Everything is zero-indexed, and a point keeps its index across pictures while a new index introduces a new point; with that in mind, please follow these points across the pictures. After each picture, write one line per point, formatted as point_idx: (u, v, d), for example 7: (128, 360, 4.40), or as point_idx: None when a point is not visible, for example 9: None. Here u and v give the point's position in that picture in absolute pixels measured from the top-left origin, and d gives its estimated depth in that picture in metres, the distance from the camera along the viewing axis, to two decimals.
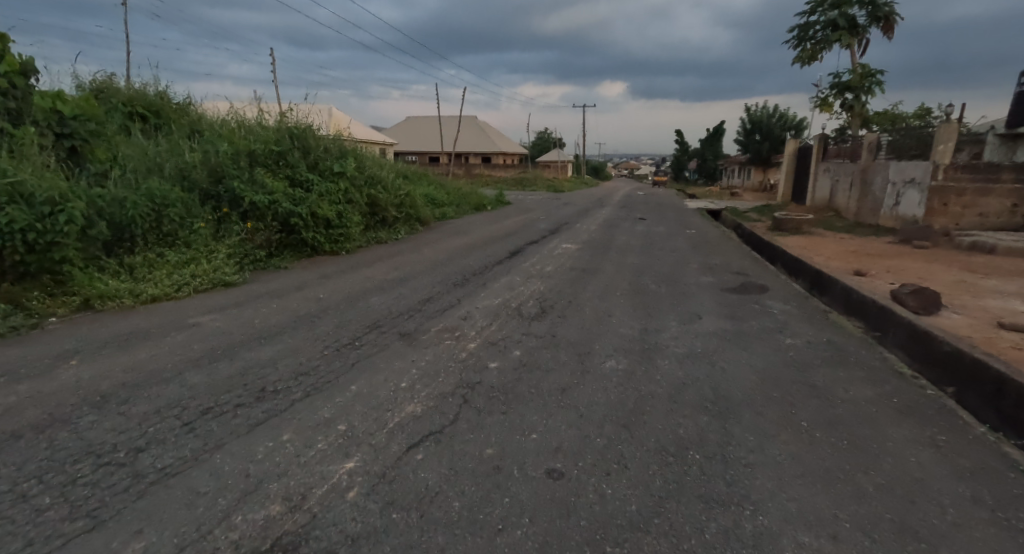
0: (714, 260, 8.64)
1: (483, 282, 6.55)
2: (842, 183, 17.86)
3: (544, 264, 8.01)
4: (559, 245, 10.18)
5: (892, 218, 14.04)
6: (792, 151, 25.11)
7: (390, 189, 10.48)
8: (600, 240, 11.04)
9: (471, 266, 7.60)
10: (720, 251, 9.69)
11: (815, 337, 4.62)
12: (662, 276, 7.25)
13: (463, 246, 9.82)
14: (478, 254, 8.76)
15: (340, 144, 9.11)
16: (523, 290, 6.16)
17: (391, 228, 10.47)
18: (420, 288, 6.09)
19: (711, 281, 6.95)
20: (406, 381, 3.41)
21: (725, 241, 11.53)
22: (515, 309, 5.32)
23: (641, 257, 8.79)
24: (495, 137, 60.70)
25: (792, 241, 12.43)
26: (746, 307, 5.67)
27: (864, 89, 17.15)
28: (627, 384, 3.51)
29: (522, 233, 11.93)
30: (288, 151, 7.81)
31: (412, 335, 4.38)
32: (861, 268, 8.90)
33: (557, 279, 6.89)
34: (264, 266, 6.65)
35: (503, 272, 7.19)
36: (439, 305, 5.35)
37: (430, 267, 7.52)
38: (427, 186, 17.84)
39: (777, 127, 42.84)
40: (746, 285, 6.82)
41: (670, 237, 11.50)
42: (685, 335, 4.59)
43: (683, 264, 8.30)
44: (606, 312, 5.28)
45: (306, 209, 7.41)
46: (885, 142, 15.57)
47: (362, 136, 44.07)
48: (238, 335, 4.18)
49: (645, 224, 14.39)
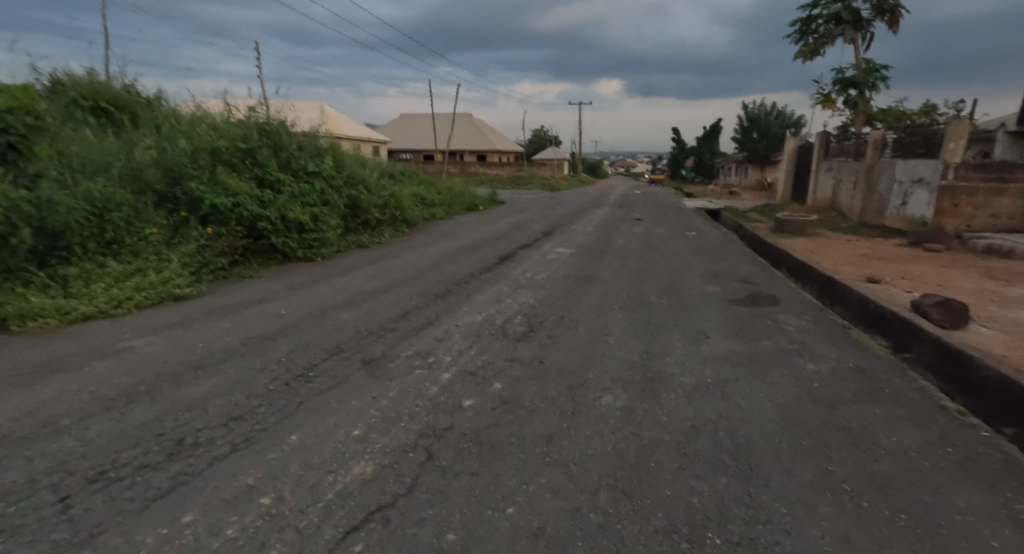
0: (718, 266, 8.07)
1: (466, 294, 5.96)
2: (845, 182, 17.33)
3: (536, 271, 7.41)
4: (552, 249, 9.57)
5: (899, 219, 13.51)
6: (792, 149, 24.56)
7: (372, 189, 9.89)
8: (596, 243, 10.46)
9: (456, 275, 7.01)
10: (723, 256, 9.11)
11: (840, 361, 4.04)
12: (663, 286, 6.67)
13: (449, 250, 9.23)
14: (464, 260, 8.14)
15: (316, 142, 8.50)
16: (510, 304, 5.57)
17: (374, 231, 9.87)
18: (396, 301, 5.49)
19: (717, 292, 6.38)
20: (360, 429, 2.82)
21: (727, 244, 10.97)
22: (500, 327, 4.73)
23: (639, 262, 8.21)
24: (491, 135, 60.04)
25: (797, 243, 11.88)
26: (758, 322, 5.09)
27: (868, 85, 16.59)
28: (626, 428, 2.93)
29: (514, 236, 11.31)
30: (256, 149, 7.19)
31: (378, 363, 3.78)
32: (874, 274, 8.33)
33: (549, 289, 6.31)
34: (226, 275, 6.06)
35: (491, 282, 6.60)
36: (415, 323, 4.76)
37: (410, 275, 6.91)
38: (417, 186, 17.21)
39: (775, 125, 42.26)
40: (755, 295, 6.24)
41: (670, 240, 10.91)
42: (693, 360, 4.01)
43: (685, 270, 7.73)
44: (602, 330, 4.70)
45: (275, 211, 6.81)
46: (891, 140, 15.03)
47: (354, 134, 43.34)
48: (172, 364, 3.59)
49: (643, 225, 13.82)
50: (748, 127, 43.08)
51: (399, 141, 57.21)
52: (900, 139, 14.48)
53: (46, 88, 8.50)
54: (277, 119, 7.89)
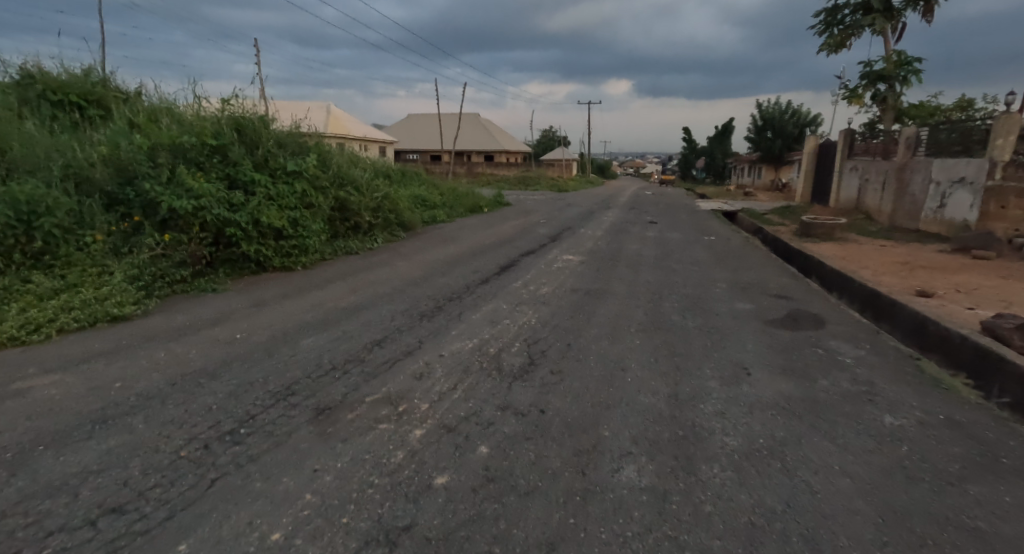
0: (746, 278, 7.19)
1: (459, 312, 5.15)
2: (873, 183, 16.34)
3: (540, 284, 6.57)
4: (559, 256, 8.74)
5: (937, 222, 12.60)
6: (811, 148, 23.52)
7: (363, 190, 9.14)
8: (607, 249, 9.62)
9: (450, 287, 6.21)
10: (750, 265, 8.21)
11: (924, 412, 3.17)
12: (686, 302, 5.82)
13: (445, 257, 8.42)
14: (462, 269, 7.33)
15: (298, 138, 7.73)
16: (509, 326, 4.74)
17: (365, 235, 9.12)
18: (376, 322, 4.69)
19: (749, 310, 5.51)
20: (283, 530, 1.99)
21: (752, 250, 10.08)
22: (493, 358, 3.92)
23: (656, 273, 7.36)
24: (498, 135, 59.28)
25: (827, 249, 10.96)
26: (806, 353, 4.21)
27: (898, 79, 15.62)
28: (660, 529, 2.08)
29: (518, 241, 10.48)
30: (227, 145, 6.41)
31: (334, 412, 2.96)
32: (923, 286, 7.42)
33: (554, 305, 5.48)
34: (184, 288, 5.29)
35: (488, 297, 5.77)
36: (392, 352, 3.95)
37: (399, 289, 6.12)
38: (418, 188, 16.44)
39: (791, 124, 41.05)
40: (795, 315, 5.37)
41: (687, 246, 10.02)
42: (735, 409, 3.16)
43: (709, 282, 6.88)
44: (619, 365, 3.86)
45: (245, 215, 6.02)
46: (924, 138, 14.00)
47: (361, 134, 42.78)
48: (71, 414, 2.77)
49: (657, 229, 12.93)
50: (762, 126, 41.79)
51: (406, 141, 56.64)
52: (935, 136, 13.47)
53: (11, 80, 7.82)
54: (254, 111, 7.09)
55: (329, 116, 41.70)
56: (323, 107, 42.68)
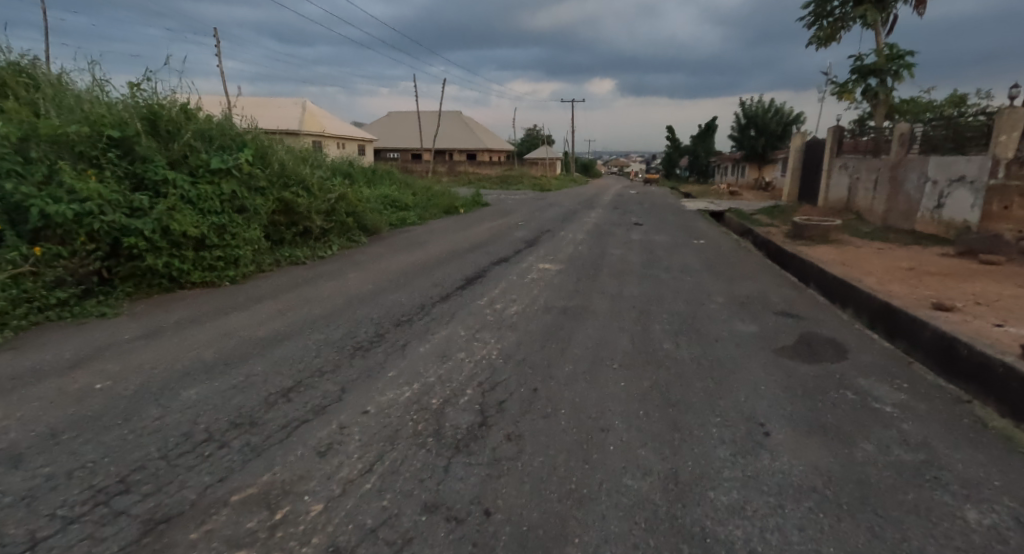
0: (743, 291, 6.34)
1: (404, 342, 4.20)
2: (864, 181, 15.71)
3: (509, 301, 5.65)
4: (535, 264, 7.82)
5: (933, 223, 11.96)
6: (798, 145, 22.91)
7: (313, 190, 8.13)
8: (589, 255, 8.72)
9: (402, 307, 5.25)
10: (746, 274, 7.37)
11: (1017, 500, 2.29)
12: (680, 323, 4.93)
13: (405, 266, 7.44)
14: (420, 283, 6.37)
15: (231, 131, 6.69)
16: (463, 363, 3.80)
17: (315, 243, 8.13)
18: (295, 360, 3.72)
19: (753, 335, 4.64)
20: None
21: (745, 255, 9.27)
22: (433, 417, 2.96)
23: (643, 285, 6.48)
24: (480, 133, 58.13)
25: (824, 253, 10.23)
26: (834, 400, 3.33)
27: (890, 73, 14.99)
28: None
29: (490, 246, 9.54)
30: (132, 137, 5.36)
31: (173, 527, 1.98)
32: (938, 297, 6.64)
33: (522, 331, 4.56)
34: (60, 315, 4.27)
35: (444, 320, 4.83)
36: (300, 408, 2.98)
37: (340, 309, 5.14)
38: (388, 187, 15.38)
39: (774, 121, 40.51)
40: (808, 340, 4.50)
41: (675, 252, 9.18)
42: (759, 502, 2.25)
43: (703, 296, 6.02)
44: (598, 424, 2.94)
45: (149, 222, 4.99)
46: (918, 134, 13.33)
47: (338, 130, 41.57)
48: None
49: (642, 231, 12.13)
50: (745, 124, 41.32)
51: (386, 139, 55.42)
52: (930, 132, 12.82)
53: None
54: (173, 98, 6.04)
55: (305, 113, 40.42)
56: (298, 103, 41.38)
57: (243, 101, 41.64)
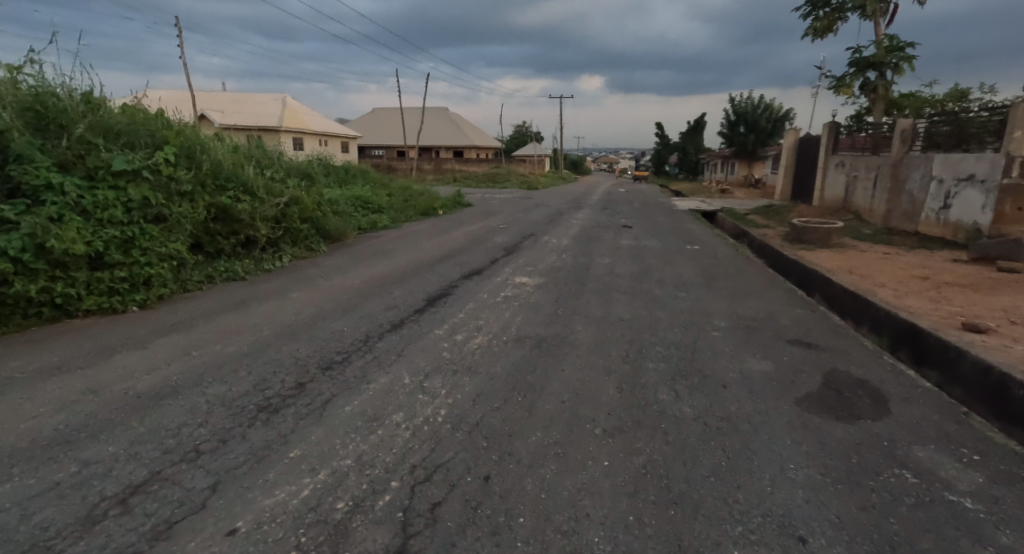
0: (747, 312, 5.46)
1: (328, 398, 3.27)
2: (863, 180, 14.96)
3: (473, 329, 4.73)
4: (511, 277, 6.91)
5: (939, 225, 11.23)
6: (791, 143, 22.16)
7: (258, 194, 7.16)
8: (573, 265, 7.83)
9: (340, 341, 4.31)
10: (748, 289, 6.51)
11: None
12: (679, 361, 4.04)
13: (359, 282, 6.49)
14: (371, 305, 5.43)
15: (147, 125, 5.74)
16: (396, 432, 2.87)
17: (261, 256, 7.18)
18: (168, 432, 2.74)
19: (768, 377, 3.75)
20: None
21: (744, 263, 8.43)
22: (330, 540, 2.03)
23: (632, 306, 5.60)
24: (466, 129, 56.91)
25: (827, 259, 9.43)
26: (894, 488, 2.44)
27: (889, 66, 14.24)
28: None
29: (464, 255, 8.60)
30: (3, 132, 4.43)
31: None
32: (968, 315, 5.81)
33: (482, 377, 3.65)
34: None
35: (387, 362, 3.89)
36: (132, 529, 2.01)
37: (263, 345, 4.19)
38: (361, 188, 14.37)
39: (764, 118, 39.71)
40: (837, 384, 3.62)
41: (668, 260, 8.32)
42: None
43: (702, 320, 5.14)
44: (569, 548, 2.02)
45: (19, 239, 4.07)
46: (922, 130, 12.59)
47: (320, 128, 40.39)
48: None
49: (632, 235, 11.27)
50: (734, 121, 40.65)
51: (371, 136, 54.22)
52: (934, 128, 12.07)
53: None
54: (69, 85, 5.10)
55: (285, 109, 39.16)
56: (279, 99, 40.07)
57: (222, 97, 40.30)
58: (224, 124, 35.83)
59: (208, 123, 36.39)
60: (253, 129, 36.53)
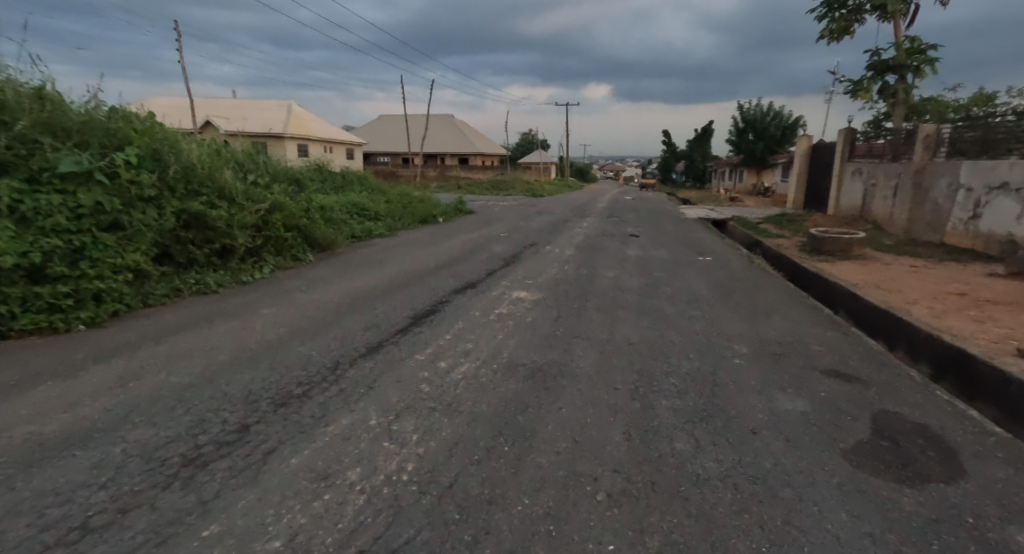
0: (770, 335, 4.85)
1: (272, 446, 2.69)
2: (883, 188, 14.31)
3: (460, 355, 4.15)
4: (507, 292, 6.33)
5: (968, 236, 10.57)
6: (803, 150, 21.52)
7: (236, 200, 6.64)
8: (576, 278, 7.24)
9: (303, 370, 3.74)
10: (768, 307, 5.89)
11: None
12: (697, 398, 3.44)
13: (342, 297, 5.94)
14: (348, 324, 4.86)
15: (106, 125, 5.27)
16: (347, 498, 2.28)
17: (239, 267, 6.65)
18: (56, 500, 2.17)
19: (806, 421, 3.13)
20: None
21: (762, 277, 7.81)
22: None
23: (642, 327, 5.00)
24: (472, 136, 56.61)
25: (849, 272, 8.80)
26: None
27: (910, 69, 13.64)
28: None
29: (459, 266, 8.04)
30: None
31: None
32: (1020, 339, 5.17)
33: (463, 419, 3.05)
34: None
35: (354, 397, 3.31)
36: None
37: (214, 372, 3.62)
38: (357, 195, 13.87)
39: (774, 126, 39.05)
40: (890, 430, 3.01)
41: (679, 273, 7.72)
42: None
43: (721, 345, 4.54)
44: None
45: None
46: (946, 136, 11.95)
47: (325, 134, 40.19)
48: None
49: (639, 245, 10.68)
50: (742, 128, 40.06)
51: (376, 143, 54.04)
52: (960, 134, 11.43)
53: None
54: (14, 80, 4.69)
55: (290, 115, 38.98)
56: (284, 106, 39.88)
57: (227, 104, 40.21)
58: (228, 130, 35.67)
59: (213, 129, 36.25)
60: (257, 136, 36.37)
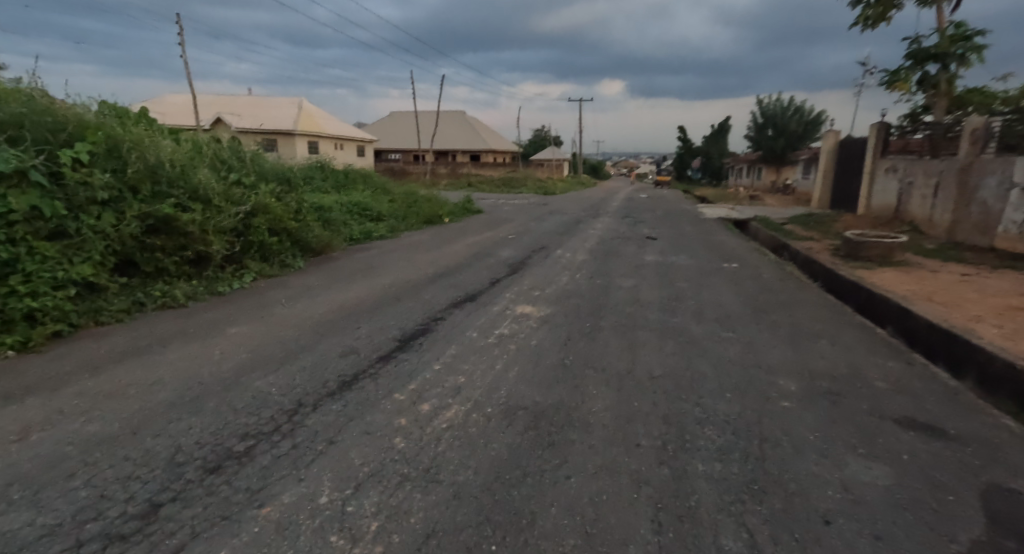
0: (821, 368, 4.08)
1: (181, 541, 2.00)
2: (922, 187, 13.36)
3: (449, 394, 3.45)
4: (511, 307, 5.61)
5: (1022, 240, 9.63)
6: (830, 147, 20.50)
7: (213, 201, 6.01)
8: (589, 289, 6.49)
9: (253, 413, 3.04)
10: (812, 328, 5.10)
11: None
12: (745, 463, 2.69)
13: (326, 313, 5.28)
14: (324, 349, 4.18)
15: (53, 120, 4.66)
16: None
17: (215, 276, 6.00)
18: None
19: (894, 504, 2.37)
20: None
21: (797, 289, 7.01)
22: None
23: (667, 356, 4.25)
24: (484, 133, 55.91)
25: (894, 283, 7.96)
26: None
27: (955, 58, 12.90)
28: None
29: (461, 274, 7.35)
30: None
31: None
32: None
33: (443, 497, 2.35)
34: None
35: (307, 457, 2.61)
36: None
37: (143, 417, 2.92)
38: (359, 195, 13.22)
39: (795, 121, 37.80)
40: (1012, 523, 2.25)
41: (704, 284, 6.95)
42: None
43: (765, 381, 3.78)
44: None
45: None
46: (996, 130, 10.98)
47: (336, 131, 39.74)
48: None
49: (658, 249, 9.89)
50: (762, 123, 38.81)
51: (388, 140, 53.59)
52: (1011, 127, 10.46)
53: None
54: None
55: (301, 112, 38.58)
56: (295, 102, 39.56)
57: (238, 100, 39.93)
58: (238, 127, 35.35)
59: (224, 126, 35.95)
60: (268, 132, 36.01)
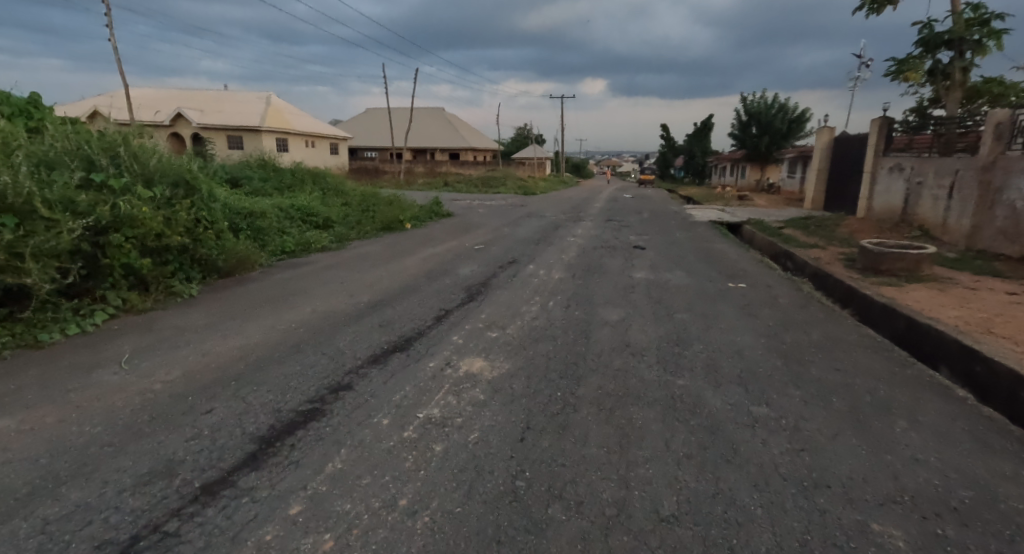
0: (926, 490, 2.54)
1: None
2: (934, 187, 12.06)
3: None
4: (453, 363, 4.01)
5: None
6: (824, 145, 19.18)
7: (37, 212, 4.30)
8: (563, 327, 4.90)
9: None
10: (876, 396, 3.58)
11: None
12: None
13: (176, 379, 3.60)
14: (115, 469, 2.50)
15: None
16: None
17: (38, 318, 4.29)
18: None
19: None
20: None
21: (828, 321, 5.51)
22: None
23: (680, 467, 2.68)
24: (463, 130, 54.07)
25: (935, 306, 6.52)
26: None
27: (971, 43, 11.61)
28: None
29: (402, 303, 5.71)
30: None
31: None
32: None
33: None
34: None
35: None
36: None
37: None
38: (306, 197, 11.47)
39: (780, 119, 36.69)
40: None
41: (711, 315, 5.43)
42: None
43: (851, 534, 2.22)
44: None
45: None
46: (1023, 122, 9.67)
47: (305, 128, 37.61)
48: None
49: (649, 262, 8.37)
50: (746, 122, 37.69)
51: (363, 137, 51.44)
52: None
53: None
54: None
55: (268, 107, 36.39)
56: (261, 98, 37.43)
57: (201, 95, 37.57)
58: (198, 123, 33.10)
59: (185, 122, 33.66)
60: (231, 128, 33.74)
